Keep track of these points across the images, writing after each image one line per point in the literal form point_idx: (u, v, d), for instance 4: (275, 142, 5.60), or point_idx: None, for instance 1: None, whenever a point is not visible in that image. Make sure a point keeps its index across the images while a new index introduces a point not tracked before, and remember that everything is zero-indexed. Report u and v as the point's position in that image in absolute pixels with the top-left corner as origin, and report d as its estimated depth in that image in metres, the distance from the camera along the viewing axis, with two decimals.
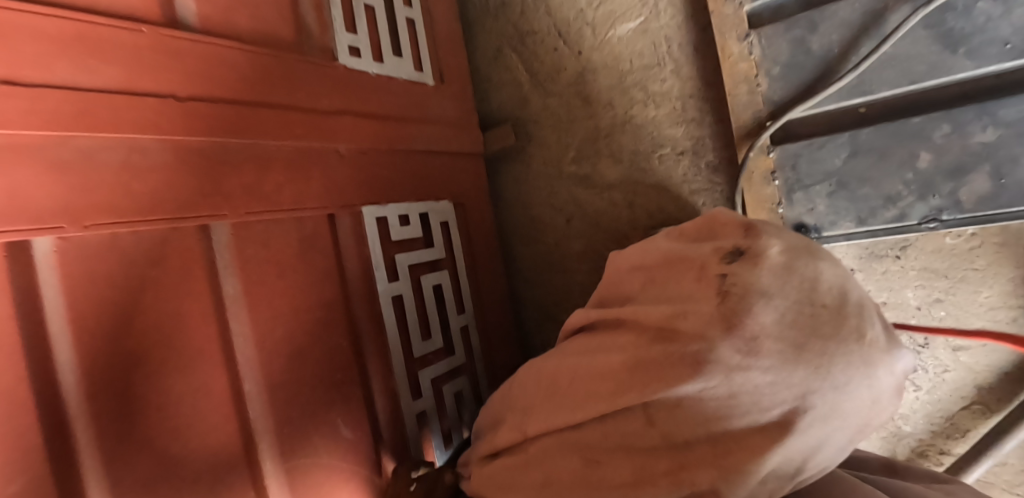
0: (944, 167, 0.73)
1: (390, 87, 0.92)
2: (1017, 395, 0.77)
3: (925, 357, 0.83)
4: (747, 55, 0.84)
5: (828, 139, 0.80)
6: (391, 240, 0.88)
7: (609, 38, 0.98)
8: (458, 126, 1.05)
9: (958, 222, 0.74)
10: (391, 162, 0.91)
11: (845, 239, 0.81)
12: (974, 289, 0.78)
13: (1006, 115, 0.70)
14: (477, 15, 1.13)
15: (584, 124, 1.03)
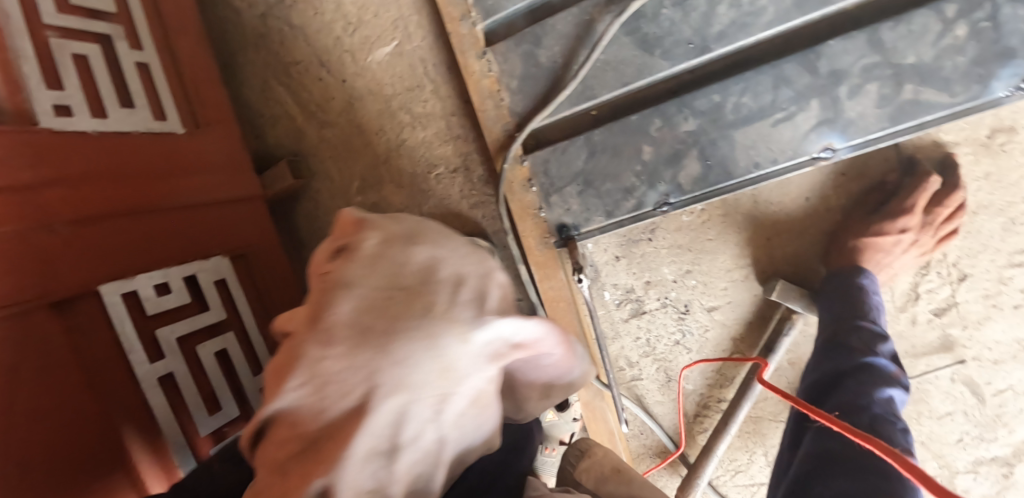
0: (663, 157, 0.82)
1: (121, 147, 0.85)
2: (759, 340, 0.88)
3: (689, 322, 0.91)
4: (487, 72, 0.88)
5: (568, 144, 0.85)
6: (149, 315, 0.82)
7: (368, 64, 0.98)
8: (224, 173, 0.99)
9: (682, 204, 0.83)
10: (133, 228, 0.84)
11: (600, 232, 0.88)
12: (712, 256, 0.88)
13: (700, 107, 0.80)
14: (233, 49, 1.05)
15: (363, 153, 1.01)
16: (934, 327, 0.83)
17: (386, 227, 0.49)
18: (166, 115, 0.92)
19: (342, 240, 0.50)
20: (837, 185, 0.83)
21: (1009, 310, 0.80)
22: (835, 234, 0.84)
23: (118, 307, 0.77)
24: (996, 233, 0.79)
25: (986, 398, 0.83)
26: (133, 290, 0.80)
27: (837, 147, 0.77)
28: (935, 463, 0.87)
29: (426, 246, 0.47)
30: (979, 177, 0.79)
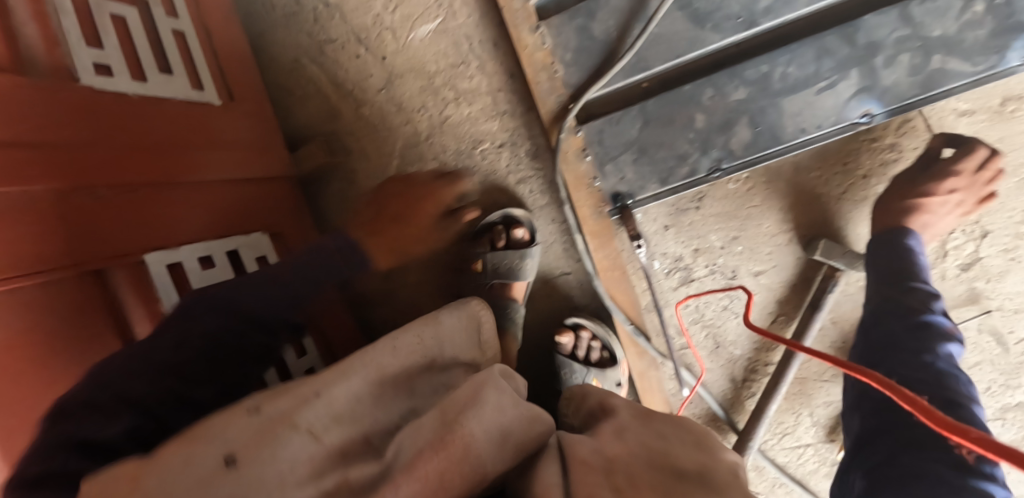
0: (714, 125, 0.86)
1: (158, 113, 0.80)
2: (803, 299, 0.93)
3: (737, 288, 0.94)
4: (541, 46, 0.89)
5: (623, 114, 0.87)
6: (193, 287, 0.76)
7: (410, 42, 0.97)
8: (258, 149, 0.95)
9: (733, 169, 0.87)
10: (176, 199, 0.78)
11: (654, 200, 0.90)
12: (757, 221, 0.92)
13: (749, 76, 0.84)
14: (263, 28, 1.03)
15: (402, 131, 1.00)
16: (962, 281, 0.90)
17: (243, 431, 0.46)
18: (202, 86, 0.88)
19: (267, 417, 0.48)
20: (871, 151, 0.88)
21: None
22: (869, 198, 0.90)
23: (163, 277, 0.72)
24: (1013, 193, 0.87)
25: (1009, 346, 0.90)
26: (178, 262, 0.75)
27: (875, 113, 0.84)
28: None
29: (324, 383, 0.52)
30: (993, 141, 0.87)
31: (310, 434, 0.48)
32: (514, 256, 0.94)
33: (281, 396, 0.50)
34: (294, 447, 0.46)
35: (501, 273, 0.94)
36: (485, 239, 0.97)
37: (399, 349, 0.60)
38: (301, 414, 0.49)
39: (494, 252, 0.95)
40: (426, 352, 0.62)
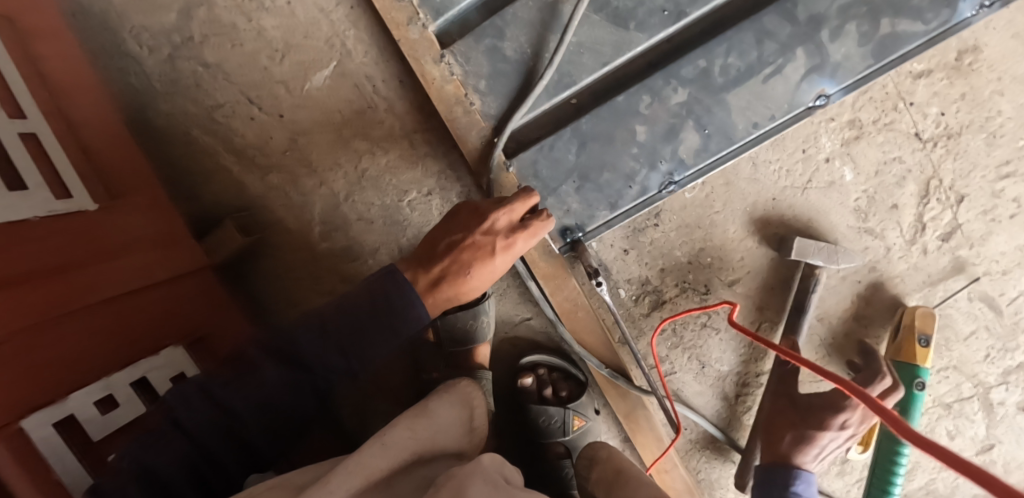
0: (659, 134, 0.77)
1: (25, 236, 0.66)
2: (784, 302, 0.86)
3: (713, 302, 0.86)
4: (450, 77, 0.78)
5: (555, 139, 0.78)
6: (95, 439, 0.67)
7: (307, 93, 0.86)
8: (158, 246, 0.83)
9: (688, 180, 0.79)
10: (56, 339, 0.66)
11: (606, 228, 0.80)
12: (723, 227, 0.84)
13: (687, 75, 0.75)
14: (141, 103, 0.89)
15: (320, 194, 0.89)
16: (945, 253, 0.83)
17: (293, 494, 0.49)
18: (70, 193, 0.73)
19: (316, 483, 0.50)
20: (830, 131, 0.81)
21: (1006, 221, 0.82)
22: (837, 182, 0.82)
23: (52, 439, 0.62)
24: (982, 149, 0.81)
25: (1003, 309, 0.85)
26: (70, 415, 0.64)
27: (830, 92, 0.76)
28: (970, 384, 0.87)
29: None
30: (956, 98, 0.80)
31: None
32: (467, 319, 0.81)
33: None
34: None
35: (455, 339, 0.82)
36: None
37: (387, 447, 0.56)
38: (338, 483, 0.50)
39: (445, 318, 0.82)
40: (416, 446, 0.60)
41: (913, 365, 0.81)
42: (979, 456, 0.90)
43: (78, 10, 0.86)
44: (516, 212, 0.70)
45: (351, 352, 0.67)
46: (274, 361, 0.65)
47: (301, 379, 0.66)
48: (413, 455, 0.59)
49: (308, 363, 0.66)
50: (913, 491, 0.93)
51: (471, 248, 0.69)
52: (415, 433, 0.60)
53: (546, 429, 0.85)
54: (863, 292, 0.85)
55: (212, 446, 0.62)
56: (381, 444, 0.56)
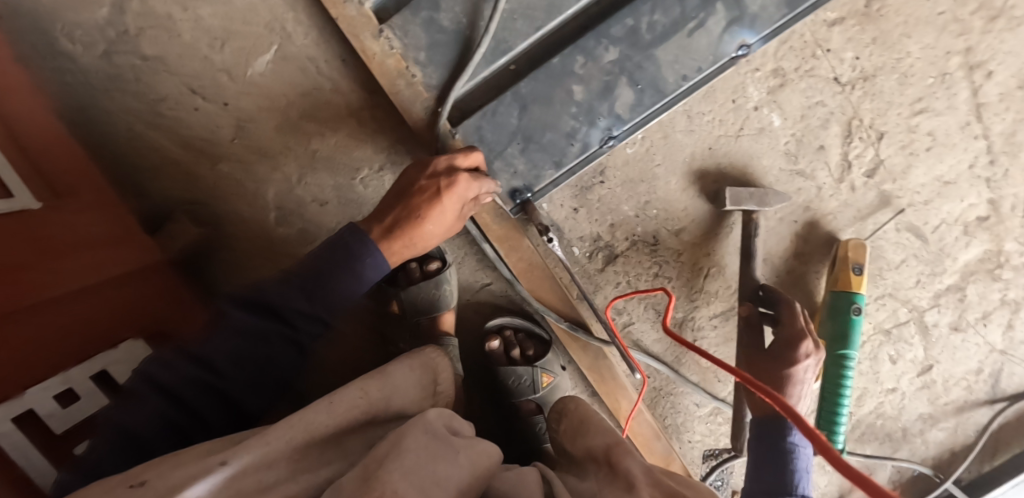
0: (594, 92, 0.80)
1: None
2: (728, 247, 0.90)
3: (663, 252, 0.90)
4: (389, 51, 0.80)
5: (497, 104, 0.80)
6: (59, 432, 0.67)
7: (250, 79, 0.86)
8: (111, 242, 0.82)
9: (626, 134, 0.83)
10: (9, 334, 0.64)
11: (554, 186, 0.84)
12: (665, 180, 0.88)
13: (617, 34, 0.79)
14: (80, 102, 0.89)
15: (272, 179, 0.90)
16: (871, 188, 0.89)
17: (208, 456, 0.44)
18: (11, 192, 0.71)
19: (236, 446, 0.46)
20: (756, 81, 0.86)
21: (924, 153, 0.88)
22: (767, 128, 0.87)
23: (13, 434, 0.61)
24: (895, 89, 0.86)
25: (928, 236, 0.91)
26: (29, 410, 0.64)
27: (751, 42, 0.80)
28: (905, 309, 0.94)
29: (233, 450, 0.45)
30: (867, 43, 0.85)
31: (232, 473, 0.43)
32: (429, 290, 0.83)
33: (180, 468, 0.44)
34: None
35: (418, 310, 0.84)
36: (398, 278, 0.87)
37: (335, 405, 0.53)
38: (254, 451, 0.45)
39: (408, 290, 0.84)
40: (368, 407, 0.57)
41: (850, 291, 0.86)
42: (919, 377, 0.97)
43: (4, 11, 0.84)
44: (459, 158, 0.72)
45: (317, 299, 0.66)
46: (240, 312, 0.64)
47: (277, 329, 0.65)
48: (364, 417, 0.56)
49: (282, 311, 0.65)
50: (863, 416, 0.99)
51: (417, 191, 0.70)
52: (367, 394, 0.57)
53: (516, 388, 0.88)
54: (801, 231, 0.90)
55: (197, 404, 0.60)
56: (328, 402, 0.53)
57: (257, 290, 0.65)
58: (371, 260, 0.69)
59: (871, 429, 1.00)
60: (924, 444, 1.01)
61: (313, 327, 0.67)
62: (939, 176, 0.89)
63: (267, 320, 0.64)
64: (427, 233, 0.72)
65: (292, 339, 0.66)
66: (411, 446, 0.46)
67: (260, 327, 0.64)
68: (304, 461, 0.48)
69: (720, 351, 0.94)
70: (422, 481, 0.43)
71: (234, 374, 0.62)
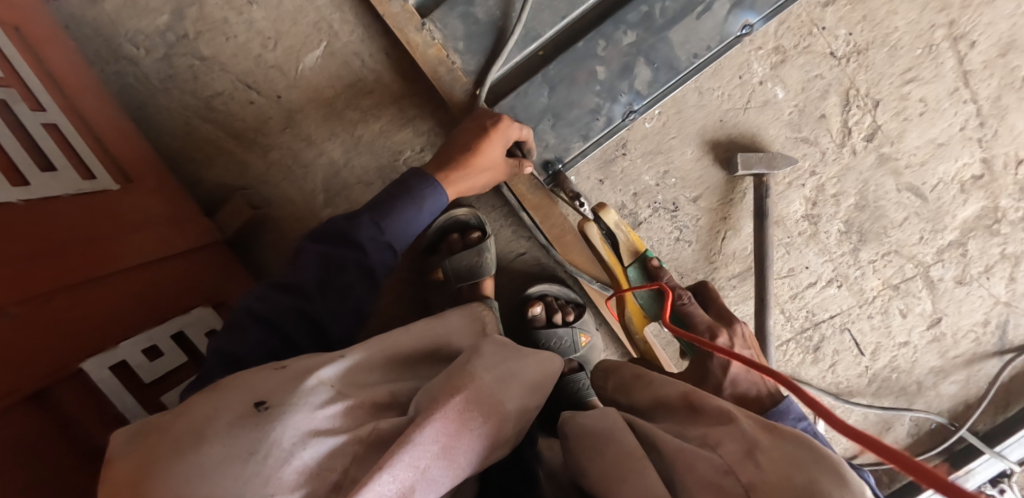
0: (616, 72, 0.89)
1: (54, 212, 0.71)
2: (742, 210, 0.98)
3: (682, 218, 0.98)
4: (431, 41, 0.88)
5: (528, 85, 0.89)
6: (145, 384, 0.72)
7: (300, 73, 0.95)
8: (173, 223, 0.88)
9: (645, 108, 0.91)
10: (98, 295, 0.72)
11: (581, 158, 0.92)
12: (681, 151, 0.96)
13: (633, 20, 0.87)
14: (141, 101, 0.97)
15: (319, 164, 0.99)
16: (871, 151, 0.97)
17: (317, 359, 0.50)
18: (93, 174, 0.79)
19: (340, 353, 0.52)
20: (759, 59, 0.94)
21: (917, 118, 0.96)
22: (771, 101, 0.95)
23: (110, 381, 0.67)
24: (887, 61, 0.95)
25: (927, 195, 0.98)
26: (122, 361, 0.70)
27: (754, 22, 0.89)
28: (911, 265, 1.00)
29: (347, 348, 0.52)
30: (859, 20, 0.94)
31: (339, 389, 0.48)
32: (471, 254, 0.90)
33: (311, 357, 0.51)
34: (323, 396, 0.47)
35: (461, 274, 0.91)
36: (441, 248, 0.94)
37: (409, 334, 0.57)
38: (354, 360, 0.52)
39: (451, 256, 0.91)
40: (435, 341, 0.58)
41: (639, 256, 0.87)
42: (929, 330, 1.03)
43: (70, 21, 0.93)
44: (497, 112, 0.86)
45: (387, 226, 0.74)
46: (325, 245, 0.71)
47: (353, 257, 0.70)
48: (431, 348, 0.58)
49: (358, 239, 0.71)
50: (879, 370, 1.05)
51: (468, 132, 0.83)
52: (435, 327, 0.59)
53: (558, 349, 0.93)
54: (809, 194, 0.98)
55: (289, 330, 0.65)
56: (406, 328, 0.58)
57: (330, 225, 0.72)
58: (433, 195, 0.78)
59: (887, 383, 1.05)
60: (938, 397, 1.06)
61: (385, 255, 0.74)
62: (933, 139, 0.97)
63: (344, 249, 0.70)
64: (480, 164, 0.82)
65: (368, 266, 0.71)
66: (487, 350, 0.51)
67: (339, 255, 0.70)
68: (392, 373, 0.54)
69: (741, 309, 1.01)
70: (505, 373, 0.49)
71: (318, 300, 0.67)
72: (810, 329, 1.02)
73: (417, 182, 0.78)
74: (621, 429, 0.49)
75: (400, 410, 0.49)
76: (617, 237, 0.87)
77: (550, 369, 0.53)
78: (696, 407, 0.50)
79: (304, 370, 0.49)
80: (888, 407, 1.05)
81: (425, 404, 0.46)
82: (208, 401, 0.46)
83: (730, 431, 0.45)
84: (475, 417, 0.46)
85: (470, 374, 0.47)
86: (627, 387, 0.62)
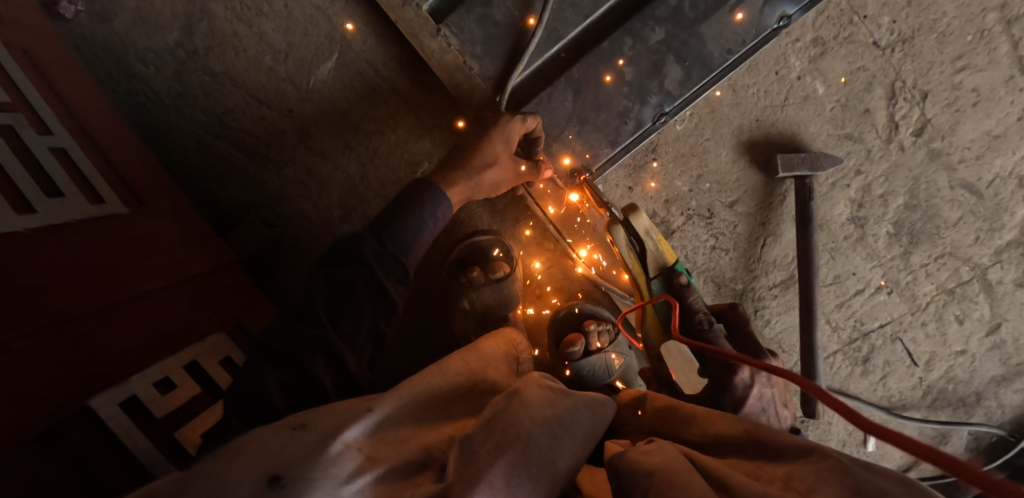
0: (644, 71, 0.84)
1: (64, 240, 0.68)
2: (785, 214, 0.92)
3: (718, 225, 0.93)
4: (447, 47, 0.84)
5: (552, 90, 0.84)
6: (155, 418, 0.68)
7: (313, 86, 0.92)
8: (187, 245, 0.85)
9: (677, 110, 0.85)
10: (106, 326, 0.68)
11: (610, 165, 0.87)
12: (715, 153, 0.90)
13: (662, 15, 0.82)
14: (153, 120, 0.94)
15: (336, 179, 0.96)
16: (921, 146, 0.89)
17: (339, 415, 0.46)
18: (101, 197, 0.76)
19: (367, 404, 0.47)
20: (796, 52, 0.87)
21: (970, 109, 0.88)
22: (811, 96, 0.89)
23: (120, 418, 0.64)
24: (934, 48, 0.86)
25: (983, 192, 0.91)
26: (133, 396, 0.66)
27: (792, 13, 0.82)
28: (967, 268, 0.93)
29: (376, 398, 0.48)
30: (904, 6, 0.85)
31: (362, 453, 0.43)
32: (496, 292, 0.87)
33: (332, 414, 0.46)
34: (349, 466, 0.41)
35: (491, 308, 0.88)
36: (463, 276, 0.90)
37: (446, 369, 0.54)
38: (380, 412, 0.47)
39: (477, 290, 0.88)
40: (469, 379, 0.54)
41: (665, 269, 0.79)
42: (988, 337, 0.96)
43: (81, 42, 0.90)
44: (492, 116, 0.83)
45: (390, 242, 0.70)
46: (336, 268, 0.68)
47: (361, 276, 0.68)
48: (465, 387, 0.54)
49: (363, 255, 0.68)
50: (934, 381, 0.98)
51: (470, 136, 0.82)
52: (468, 363, 0.56)
53: (591, 377, 0.88)
54: (856, 196, 0.92)
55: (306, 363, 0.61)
56: (437, 367, 0.54)
57: (344, 245, 0.70)
58: (434, 205, 0.75)
59: (943, 395, 0.99)
60: (999, 408, 0.99)
61: (395, 272, 0.70)
62: (988, 130, 0.89)
63: (354, 268, 0.68)
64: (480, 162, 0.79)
65: (379, 285, 0.68)
66: (533, 398, 0.46)
67: (347, 277, 0.67)
68: (425, 418, 0.49)
69: (783, 319, 0.95)
70: (550, 426, 0.44)
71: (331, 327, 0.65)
72: (858, 340, 0.97)
73: (418, 195, 0.75)
74: (688, 471, 0.44)
75: (438, 467, 0.44)
76: (644, 245, 0.79)
77: (601, 414, 0.48)
78: (772, 448, 0.47)
79: (328, 432, 0.43)
80: (945, 420, 0.98)
81: (464, 469, 0.41)
82: (217, 473, 0.40)
83: (826, 473, 0.42)
84: (522, 484, 0.40)
85: (516, 430, 0.43)
86: (672, 420, 0.57)
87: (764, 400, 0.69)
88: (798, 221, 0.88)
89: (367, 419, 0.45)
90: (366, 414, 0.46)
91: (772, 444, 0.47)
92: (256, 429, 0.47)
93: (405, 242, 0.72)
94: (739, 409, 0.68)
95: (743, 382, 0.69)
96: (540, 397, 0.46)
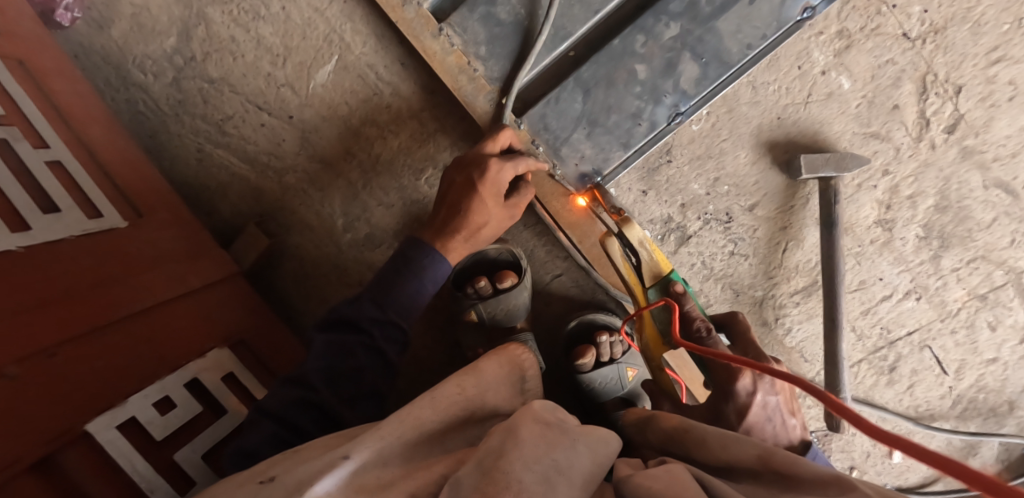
0: (657, 70, 0.79)
1: (58, 258, 0.66)
2: (807, 218, 0.88)
3: (737, 229, 0.89)
4: (450, 48, 0.81)
5: (560, 91, 0.81)
6: (157, 441, 0.66)
7: (313, 91, 0.89)
8: (188, 258, 0.83)
9: (693, 109, 0.81)
10: (104, 346, 0.66)
11: (622, 168, 0.83)
12: (733, 155, 0.86)
13: (675, 9, 0.78)
14: (153, 129, 0.92)
15: (337, 187, 0.93)
16: (953, 144, 0.84)
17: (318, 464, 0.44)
18: (99, 211, 0.74)
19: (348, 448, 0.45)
20: (820, 45, 0.83)
21: (1007, 104, 0.83)
22: (835, 92, 0.84)
23: (118, 442, 0.62)
24: (968, 39, 0.81)
25: (1019, 192, 0.85)
26: (130, 419, 0.64)
27: (815, 4, 0.77)
28: (1001, 271, 0.88)
29: (353, 444, 0.45)
30: None
31: None
32: (505, 302, 0.85)
33: (304, 465, 0.44)
34: None
35: (500, 320, 0.86)
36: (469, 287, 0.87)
37: (437, 401, 0.50)
38: (360, 457, 0.45)
39: (486, 302, 0.85)
40: (466, 406, 0.51)
41: (662, 278, 0.75)
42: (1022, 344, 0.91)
43: (78, 50, 0.88)
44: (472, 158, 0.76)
45: (389, 307, 0.70)
46: (331, 330, 0.69)
47: (360, 341, 0.67)
48: (462, 417, 0.51)
49: (359, 321, 0.68)
50: (964, 391, 0.94)
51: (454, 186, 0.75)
52: (466, 391, 0.51)
53: (604, 389, 0.88)
54: (884, 198, 0.87)
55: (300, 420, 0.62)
56: (430, 398, 0.50)
57: (347, 312, 0.69)
58: (432, 267, 0.73)
59: (973, 404, 0.94)
60: None
61: (393, 333, 0.70)
62: None
63: (351, 333, 0.68)
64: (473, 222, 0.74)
65: (377, 347, 0.68)
66: (528, 436, 0.43)
67: (342, 341, 0.67)
68: (416, 457, 0.47)
69: (805, 327, 0.92)
70: (546, 470, 0.41)
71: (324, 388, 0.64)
72: (884, 348, 0.93)
73: (413, 259, 0.73)
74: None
75: None
76: (640, 256, 0.76)
77: (602, 453, 0.45)
78: (789, 480, 0.43)
79: (296, 486, 0.42)
80: (976, 432, 0.94)
81: None
82: None
83: None
84: None
85: (507, 477, 0.40)
86: (681, 440, 0.53)
87: (769, 410, 0.65)
88: (822, 225, 0.84)
89: (343, 468, 0.43)
90: (343, 462, 0.44)
91: (788, 474, 0.43)
92: (224, 481, 0.48)
93: (403, 305, 0.71)
94: (742, 419, 0.65)
95: (747, 391, 0.65)
96: (536, 435, 0.43)
